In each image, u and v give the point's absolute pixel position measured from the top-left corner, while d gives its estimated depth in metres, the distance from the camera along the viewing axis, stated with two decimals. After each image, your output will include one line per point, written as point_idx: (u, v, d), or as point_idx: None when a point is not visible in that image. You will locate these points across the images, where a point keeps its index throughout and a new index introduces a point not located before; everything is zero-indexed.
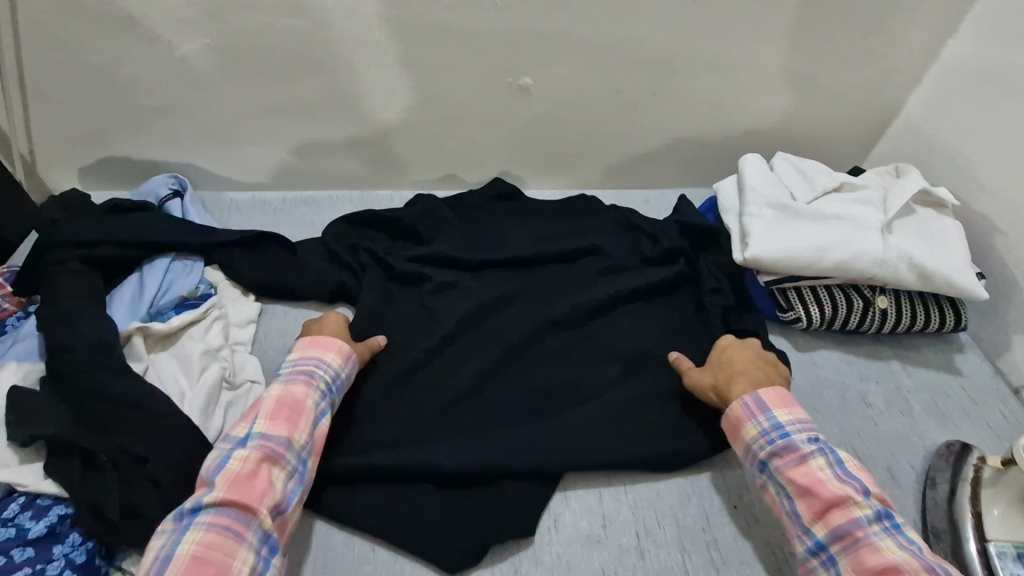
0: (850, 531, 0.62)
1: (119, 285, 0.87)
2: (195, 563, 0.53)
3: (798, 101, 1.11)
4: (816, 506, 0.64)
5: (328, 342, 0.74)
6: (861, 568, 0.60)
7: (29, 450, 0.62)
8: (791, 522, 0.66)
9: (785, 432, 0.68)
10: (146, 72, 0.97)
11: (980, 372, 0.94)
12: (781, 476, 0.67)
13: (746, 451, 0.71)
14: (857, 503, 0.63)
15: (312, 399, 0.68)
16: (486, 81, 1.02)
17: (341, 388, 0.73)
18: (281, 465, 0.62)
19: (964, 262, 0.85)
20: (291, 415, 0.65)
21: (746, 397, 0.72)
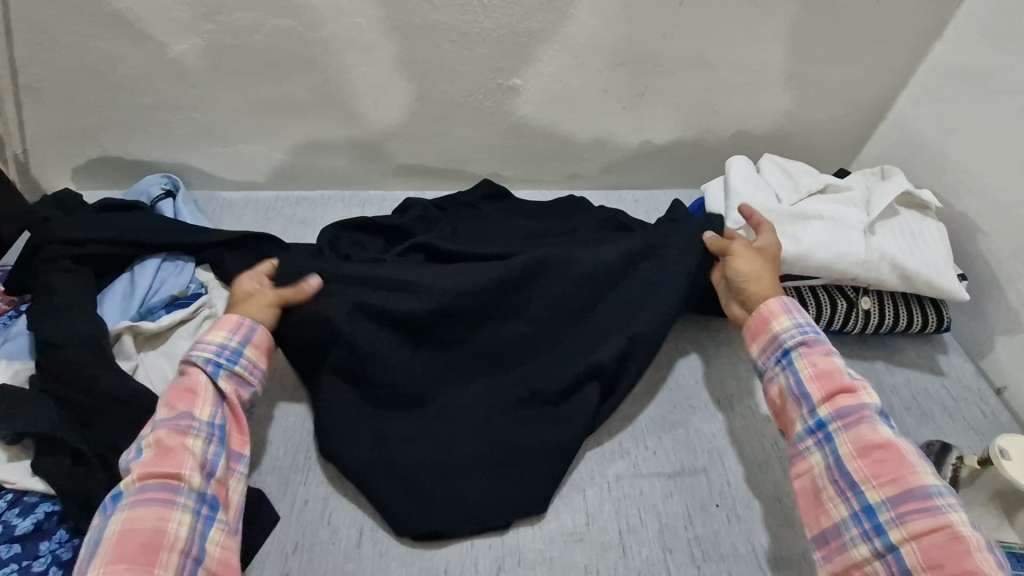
0: (856, 411, 0.67)
1: (110, 284, 0.88)
2: (126, 536, 0.55)
3: (785, 102, 1.12)
4: (827, 387, 0.69)
5: (241, 325, 0.72)
6: (861, 441, 0.65)
7: (14, 448, 0.63)
8: (799, 403, 0.70)
9: (814, 328, 0.73)
10: (137, 71, 0.98)
11: (961, 371, 0.95)
12: (801, 361, 0.71)
13: (769, 341, 0.75)
14: (868, 393, 0.69)
15: (204, 373, 0.67)
16: (476, 80, 1.03)
17: (244, 350, 0.70)
18: (192, 436, 0.62)
19: (944, 262, 0.86)
20: (189, 394, 0.65)
21: (784, 297, 0.76)
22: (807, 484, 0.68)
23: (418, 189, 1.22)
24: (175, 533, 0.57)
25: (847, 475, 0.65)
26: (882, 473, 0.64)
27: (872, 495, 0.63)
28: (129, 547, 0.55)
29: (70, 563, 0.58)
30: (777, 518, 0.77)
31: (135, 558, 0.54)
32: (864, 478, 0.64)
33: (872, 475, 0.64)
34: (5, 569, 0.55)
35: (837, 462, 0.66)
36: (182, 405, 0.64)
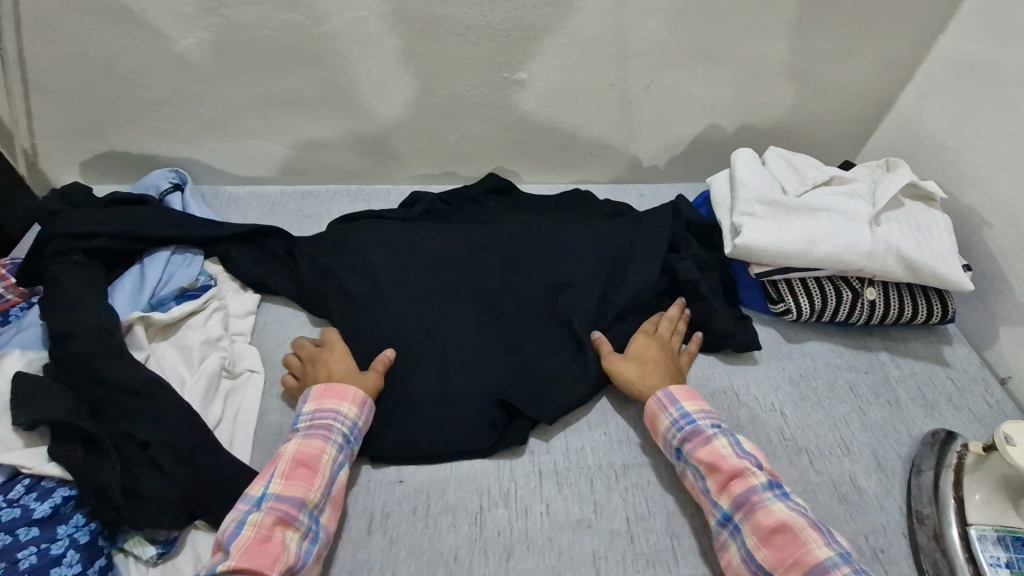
0: (748, 498, 0.68)
1: (119, 277, 0.88)
2: (258, 542, 0.60)
3: (789, 96, 1.12)
4: (721, 479, 0.70)
5: (340, 390, 0.74)
6: (759, 528, 0.66)
7: (32, 434, 0.64)
8: (706, 499, 0.71)
9: (692, 419, 0.75)
10: (145, 66, 0.99)
11: (966, 362, 0.95)
12: (692, 458, 0.73)
13: (663, 441, 0.77)
14: (754, 474, 0.70)
15: (328, 454, 0.69)
16: (482, 75, 1.04)
17: (360, 434, 0.73)
18: (296, 527, 0.63)
19: (950, 252, 0.86)
20: (307, 472, 0.66)
21: (659, 392, 0.79)
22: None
23: (423, 183, 1.23)
24: (291, 550, 0.61)
25: (760, 565, 0.65)
26: (784, 556, 0.64)
27: None
28: (255, 552, 0.59)
29: (88, 546, 0.59)
30: None
31: (257, 562, 0.59)
32: (771, 566, 0.64)
33: (776, 562, 0.64)
34: (24, 552, 0.56)
35: (748, 553, 0.66)
36: (320, 426, 0.70)
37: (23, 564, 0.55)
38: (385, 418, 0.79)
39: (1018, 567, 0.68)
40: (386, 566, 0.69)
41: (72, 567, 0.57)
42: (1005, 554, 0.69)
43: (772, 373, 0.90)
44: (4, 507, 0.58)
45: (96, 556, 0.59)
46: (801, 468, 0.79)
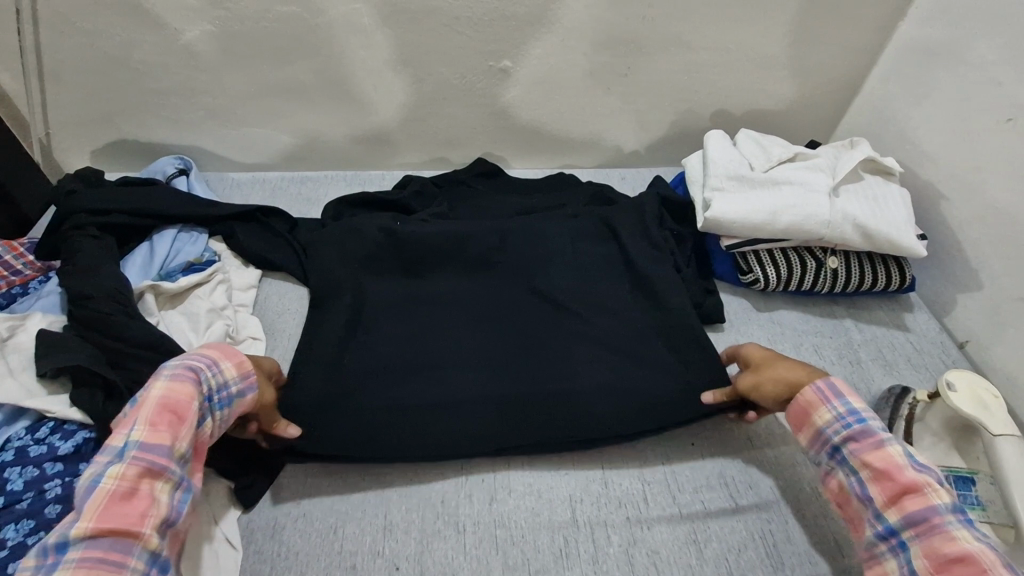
0: (927, 518, 0.62)
1: (130, 251, 0.95)
2: (122, 499, 0.56)
3: (761, 82, 1.18)
4: (889, 490, 0.65)
5: (228, 350, 0.71)
6: (935, 553, 0.60)
7: (56, 383, 0.70)
8: (865, 506, 0.67)
9: (863, 418, 0.70)
10: (153, 57, 1.05)
11: (926, 327, 1.01)
12: (854, 459, 0.68)
13: (815, 435, 0.72)
14: (936, 491, 0.64)
15: (197, 405, 0.64)
16: (469, 63, 1.10)
17: (230, 397, 0.68)
18: (165, 478, 0.59)
19: (906, 221, 0.92)
20: (175, 422, 0.62)
21: (818, 383, 0.74)
22: None
23: (416, 169, 1.29)
24: (161, 507, 0.59)
25: None
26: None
27: None
28: (120, 508, 0.56)
29: None
30: (747, 454, 0.83)
31: (125, 520, 0.55)
32: None
33: None
34: (51, 483, 0.63)
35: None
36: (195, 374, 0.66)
37: (51, 493, 0.62)
38: (373, 378, 0.82)
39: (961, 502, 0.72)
40: (378, 507, 0.76)
41: None
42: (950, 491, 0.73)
43: (741, 339, 0.97)
44: (32, 445, 0.65)
45: None
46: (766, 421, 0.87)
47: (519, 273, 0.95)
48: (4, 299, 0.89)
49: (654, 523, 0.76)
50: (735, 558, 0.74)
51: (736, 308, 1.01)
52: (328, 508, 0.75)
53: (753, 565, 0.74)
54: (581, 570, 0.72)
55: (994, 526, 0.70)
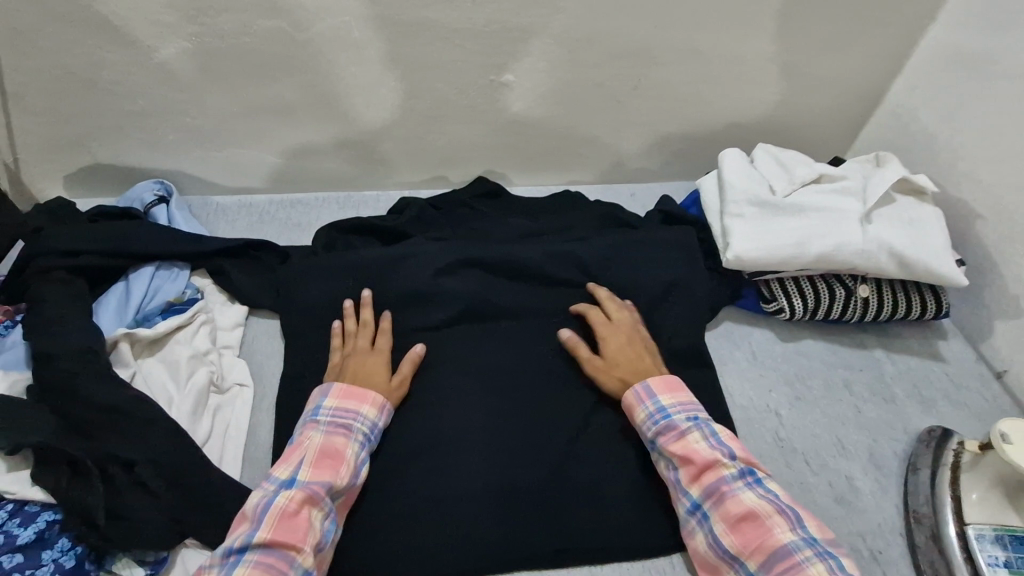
0: (718, 487, 0.70)
1: (104, 293, 0.88)
2: None
3: (781, 92, 1.11)
4: (691, 470, 0.72)
5: (359, 392, 0.76)
6: (727, 515, 0.68)
7: (14, 459, 0.63)
8: (675, 490, 0.73)
9: (666, 414, 0.76)
10: (126, 77, 0.97)
11: (962, 357, 0.95)
12: (663, 451, 0.74)
13: (638, 432, 0.78)
14: (724, 465, 0.71)
15: (351, 448, 0.72)
16: (468, 77, 1.03)
17: (378, 435, 0.76)
18: (321, 509, 0.66)
19: (945, 248, 0.85)
20: (331, 467, 0.69)
21: (636, 385, 0.79)
22: (702, 561, 0.70)
23: (413, 188, 1.22)
24: None
25: (727, 549, 0.67)
26: (749, 541, 0.66)
27: (750, 565, 0.65)
28: None
29: (74, 570, 0.59)
30: None
31: None
32: (737, 550, 0.66)
33: (742, 546, 0.66)
34: None
35: (716, 538, 0.68)
36: (326, 473, 0.68)
37: None
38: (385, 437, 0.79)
39: (1017, 567, 0.68)
40: None
41: None
42: (1003, 553, 0.68)
43: (766, 374, 0.91)
44: None
45: None
46: (798, 470, 0.80)
47: (526, 321, 0.90)
48: None
49: None
50: None
51: (759, 339, 0.95)
52: None
53: None
54: None
55: None
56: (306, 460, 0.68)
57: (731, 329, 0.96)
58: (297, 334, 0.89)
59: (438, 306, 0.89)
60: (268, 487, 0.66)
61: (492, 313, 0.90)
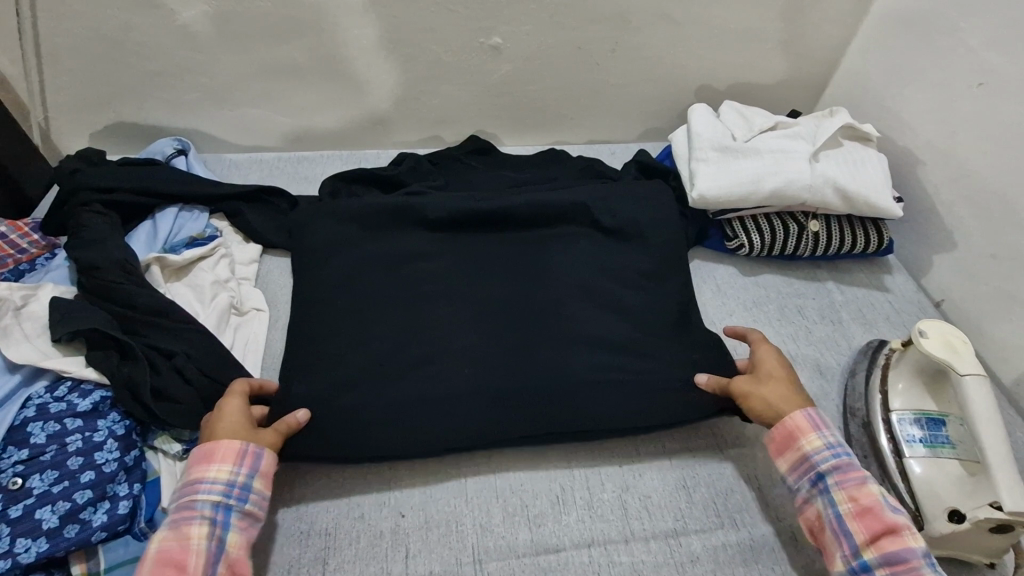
0: (905, 559, 0.66)
1: (134, 228, 0.98)
2: None
3: (747, 55, 1.21)
4: (869, 528, 0.69)
5: (207, 450, 0.68)
6: None
7: (70, 346, 0.76)
8: (839, 540, 0.69)
9: (850, 452, 0.73)
10: (149, 39, 1.07)
11: (904, 289, 1.06)
12: (839, 492, 0.71)
13: (801, 459, 0.74)
14: (910, 534, 0.68)
15: (199, 536, 0.63)
16: (460, 40, 1.13)
17: (244, 492, 0.67)
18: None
19: (882, 184, 0.98)
20: (175, 574, 0.61)
21: (811, 411, 0.77)
22: None
23: (410, 147, 1.32)
24: None
25: None
26: None
27: None
28: None
29: (123, 437, 0.71)
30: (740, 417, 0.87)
31: None
32: None
33: None
34: (72, 437, 0.68)
35: None
36: None
37: (72, 446, 0.68)
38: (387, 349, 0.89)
39: (931, 441, 0.79)
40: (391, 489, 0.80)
41: (112, 453, 0.69)
42: (919, 432, 0.79)
43: (728, 301, 1.01)
44: (52, 402, 0.71)
45: (130, 446, 0.71)
46: None
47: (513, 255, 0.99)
48: (13, 275, 0.91)
49: (647, 471, 0.84)
50: (722, 502, 0.82)
51: (724, 273, 1.05)
52: (357, 511, 0.78)
53: (741, 507, 0.81)
54: (578, 514, 0.79)
55: (962, 461, 0.77)
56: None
57: (698, 265, 1.06)
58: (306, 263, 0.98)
59: (435, 240, 1.00)
60: None
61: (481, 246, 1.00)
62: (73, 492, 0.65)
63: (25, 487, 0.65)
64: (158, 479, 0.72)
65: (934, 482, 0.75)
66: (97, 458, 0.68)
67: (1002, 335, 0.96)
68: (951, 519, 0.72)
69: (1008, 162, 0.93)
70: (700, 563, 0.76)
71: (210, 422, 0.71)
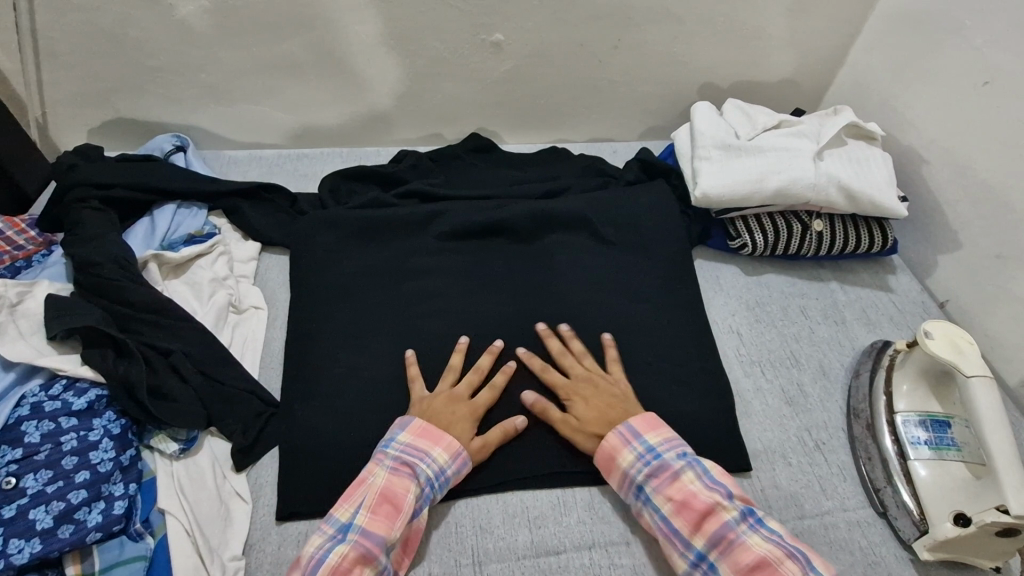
0: (723, 535, 0.68)
1: (132, 225, 0.97)
2: None
3: (751, 53, 1.20)
4: (692, 519, 0.70)
5: (435, 433, 0.76)
6: (738, 567, 0.67)
7: (64, 344, 0.75)
8: (670, 540, 0.71)
9: (657, 453, 0.74)
10: (148, 34, 1.06)
11: (907, 289, 1.05)
12: (658, 496, 0.73)
13: (621, 478, 0.75)
14: (724, 508, 0.70)
15: (412, 494, 0.70)
16: (461, 37, 1.12)
17: (446, 482, 0.74)
18: (377, 565, 0.66)
19: (886, 184, 0.97)
20: (391, 512, 0.69)
21: (619, 427, 0.77)
22: None
23: (411, 145, 1.31)
24: None
25: None
26: None
27: None
28: None
29: (119, 437, 0.70)
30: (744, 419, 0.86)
31: None
32: None
33: None
34: (67, 436, 0.68)
35: None
36: (385, 521, 0.68)
37: (67, 445, 0.67)
38: (387, 348, 0.88)
39: (936, 443, 0.78)
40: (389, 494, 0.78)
41: (107, 452, 0.69)
42: (924, 434, 0.79)
43: (732, 301, 1.00)
44: (46, 401, 0.70)
45: (126, 446, 0.71)
46: (755, 378, 0.90)
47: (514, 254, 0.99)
48: (10, 272, 0.90)
49: None
50: None
51: (727, 271, 1.04)
52: None
53: None
54: (578, 515, 0.78)
55: (967, 463, 0.77)
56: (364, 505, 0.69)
57: (700, 264, 1.05)
58: (305, 261, 0.97)
59: (436, 238, 0.99)
60: (326, 533, 0.67)
61: (483, 245, 1.00)
62: (68, 492, 0.65)
63: (18, 486, 0.64)
64: (154, 478, 0.72)
65: (938, 487, 0.75)
66: (92, 458, 0.67)
67: (1006, 336, 0.95)
68: (956, 523, 0.72)
69: (1013, 161, 0.92)
70: None
71: (437, 414, 0.79)
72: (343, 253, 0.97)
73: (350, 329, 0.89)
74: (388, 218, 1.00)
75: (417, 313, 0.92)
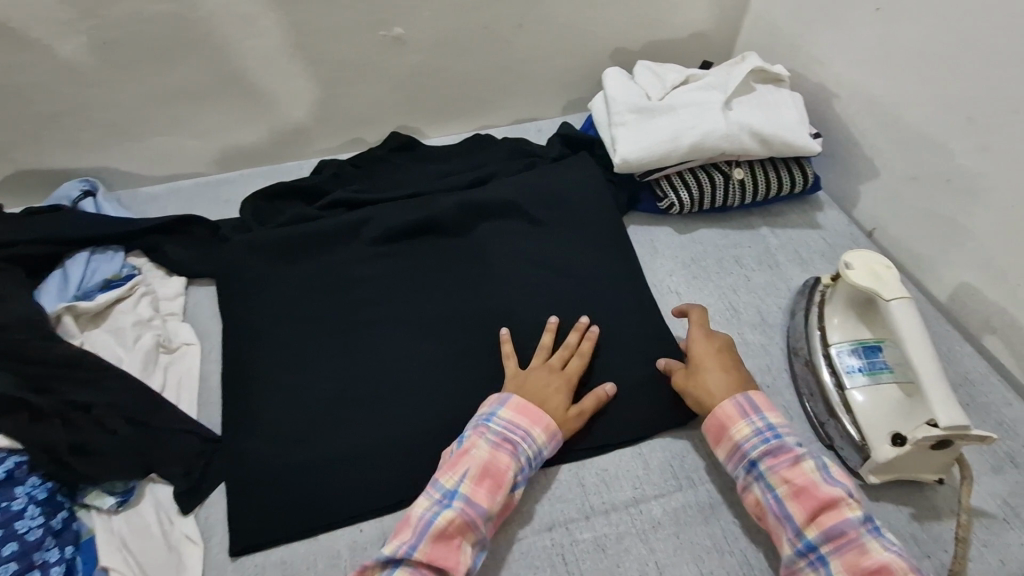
0: (843, 531, 0.66)
1: (43, 281, 0.93)
2: None
3: (655, 12, 1.20)
4: (810, 506, 0.68)
5: (536, 413, 0.76)
6: (853, 567, 0.64)
7: None
8: (782, 524, 0.69)
9: (779, 433, 0.73)
10: (31, 79, 1.01)
11: (836, 223, 1.07)
12: (772, 475, 0.71)
13: (733, 449, 0.75)
14: (848, 504, 0.68)
15: (513, 470, 0.71)
16: (361, 36, 1.09)
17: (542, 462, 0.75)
18: (477, 534, 0.67)
19: (798, 124, 0.99)
20: (494, 485, 0.70)
21: (738, 397, 0.76)
22: None
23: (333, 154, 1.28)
24: None
25: None
26: None
27: None
28: None
29: (47, 501, 0.69)
30: None
31: None
32: None
33: None
34: None
35: None
36: (487, 493, 0.69)
37: None
38: (326, 364, 0.86)
39: (871, 368, 0.80)
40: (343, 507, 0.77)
41: (35, 519, 0.67)
42: (859, 361, 0.81)
43: (668, 261, 1.01)
44: None
45: (56, 509, 0.69)
46: None
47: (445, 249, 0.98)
48: None
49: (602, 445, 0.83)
50: (679, 464, 0.81)
51: (660, 233, 1.04)
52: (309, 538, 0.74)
53: (698, 466, 0.81)
54: (537, 498, 0.78)
55: (900, 383, 0.78)
56: (469, 476, 0.69)
57: (632, 230, 1.05)
58: (232, 289, 0.94)
59: (364, 245, 0.97)
60: (434, 495, 0.69)
61: (412, 244, 0.98)
62: None
63: None
64: (93, 537, 0.70)
65: (877, 411, 0.77)
66: (19, 528, 0.65)
67: (931, 254, 0.97)
68: (894, 443, 0.73)
69: (912, 83, 0.94)
70: (662, 528, 0.76)
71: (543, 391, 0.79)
72: (270, 275, 0.95)
73: (286, 352, 0.87)
74: (311, 232, 0.97)
75: (352, 324, 0.90)
